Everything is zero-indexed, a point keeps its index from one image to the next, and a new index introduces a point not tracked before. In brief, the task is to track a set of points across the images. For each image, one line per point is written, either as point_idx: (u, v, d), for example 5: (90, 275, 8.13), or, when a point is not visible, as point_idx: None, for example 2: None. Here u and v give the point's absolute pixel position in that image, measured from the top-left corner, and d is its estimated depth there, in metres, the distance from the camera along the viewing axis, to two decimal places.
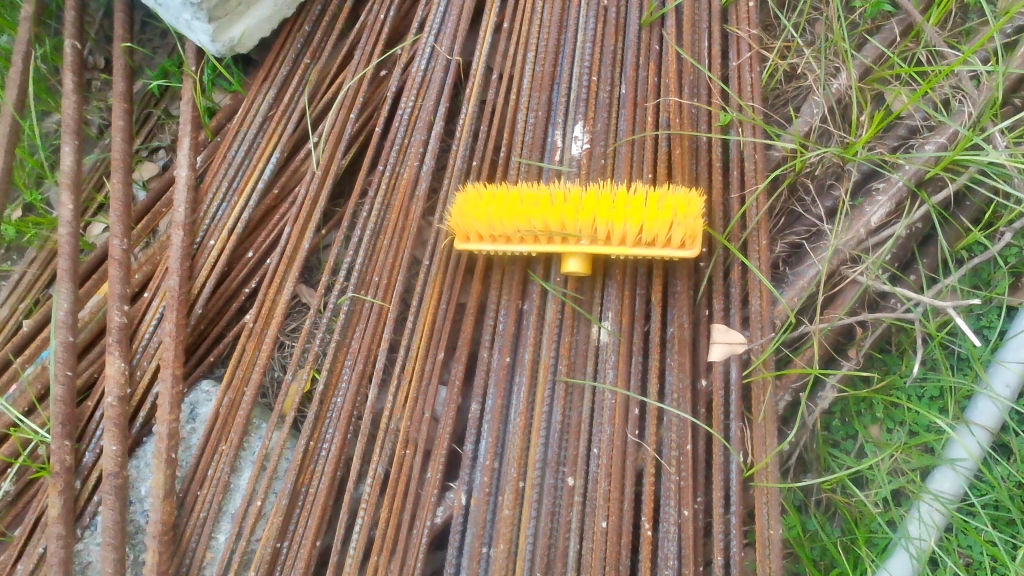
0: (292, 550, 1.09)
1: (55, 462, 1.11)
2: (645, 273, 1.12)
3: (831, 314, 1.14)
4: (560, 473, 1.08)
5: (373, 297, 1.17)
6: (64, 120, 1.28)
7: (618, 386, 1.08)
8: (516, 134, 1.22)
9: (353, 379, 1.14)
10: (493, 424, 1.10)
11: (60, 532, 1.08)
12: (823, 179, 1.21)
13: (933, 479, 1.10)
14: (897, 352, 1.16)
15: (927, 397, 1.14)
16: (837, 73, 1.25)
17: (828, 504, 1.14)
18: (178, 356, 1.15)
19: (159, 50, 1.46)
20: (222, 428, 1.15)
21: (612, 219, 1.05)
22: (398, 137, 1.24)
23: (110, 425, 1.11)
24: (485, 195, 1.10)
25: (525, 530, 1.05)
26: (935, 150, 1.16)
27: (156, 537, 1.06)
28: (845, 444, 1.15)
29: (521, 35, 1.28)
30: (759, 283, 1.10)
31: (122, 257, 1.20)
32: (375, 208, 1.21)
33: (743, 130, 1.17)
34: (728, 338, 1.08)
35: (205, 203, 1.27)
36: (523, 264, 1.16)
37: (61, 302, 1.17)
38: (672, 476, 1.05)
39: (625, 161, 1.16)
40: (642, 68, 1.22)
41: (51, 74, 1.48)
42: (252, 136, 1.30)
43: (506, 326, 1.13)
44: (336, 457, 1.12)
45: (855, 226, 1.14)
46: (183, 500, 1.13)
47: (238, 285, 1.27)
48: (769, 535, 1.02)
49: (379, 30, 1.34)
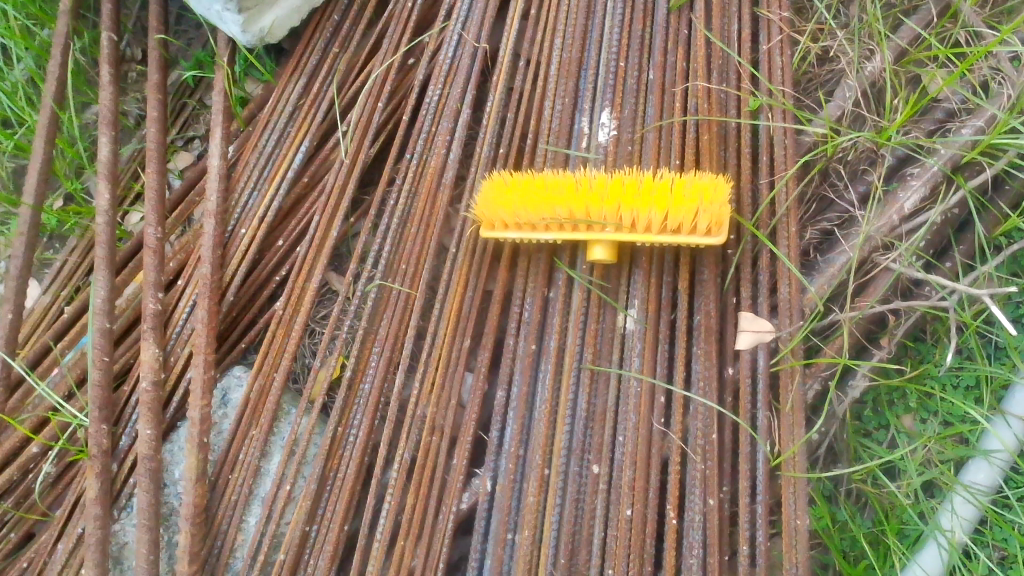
0: (321, 534, 1.11)
1: (92, 445, 1.14)
2: (672, 261, 1.11)
3: (862, 302, 1.11)
4: (585, 461, 1.08)
5: (400, 285, 1.18)
6: (101, 111, 1.31)
7: (644, 374, 1.07)
8: (543, 122, 1.21)
9: (380, 366, 1.16)
10: (519, 411, 1.10)
11: (98, 513, 1.11)
12: (856, 164, 1.19)
13: (966, 471, 1.08)
14: (931, 340, 1.14)
15: (963, 386, 1.11)
16: (871, 56, 1.21)
17: (859, 495, 1.12)
18: (210, 343, 1.16)
19: (194, 41, 1.49)
20: (252, 414, 1.17)
21: (638, 205, 1.04)
22: (426, 125, 1.25)
23: (145, 410, 1.14)
24: (510, 182, 1.10)
25: (549, 517, 1.06)
26: (971, 135, 1.12)
27: (187, 519, 1.09)
28: (876, 434, 1.13)
29: (549, 22, 1.28)
30: (788, 271, 1.08)
31: (157, 245, 1.23)
32: (402, 195, 1.22)
33: (773, 115, 1.15)
34: (756, 326, 1.07)
35: (236, 191, 1.29)
36: (549, 252, 1.16)
37: (98, 289, 1.20)
38: (697, 465, 1.04)
39: (652, 148, 1.15)
40: (671, 53, 1.21)
41: (90, 66, 1.51)
42: (283, 125, 1.32)
43: (532, 314, 1.13)
44: (364, 442, 1.13)
45: (888, 213, 1.11)
46: (215, 483, 1.15)
47: (269, 273, 1.29)
48: (797, 525, 1.01)
49: (407, 18, 1.34)
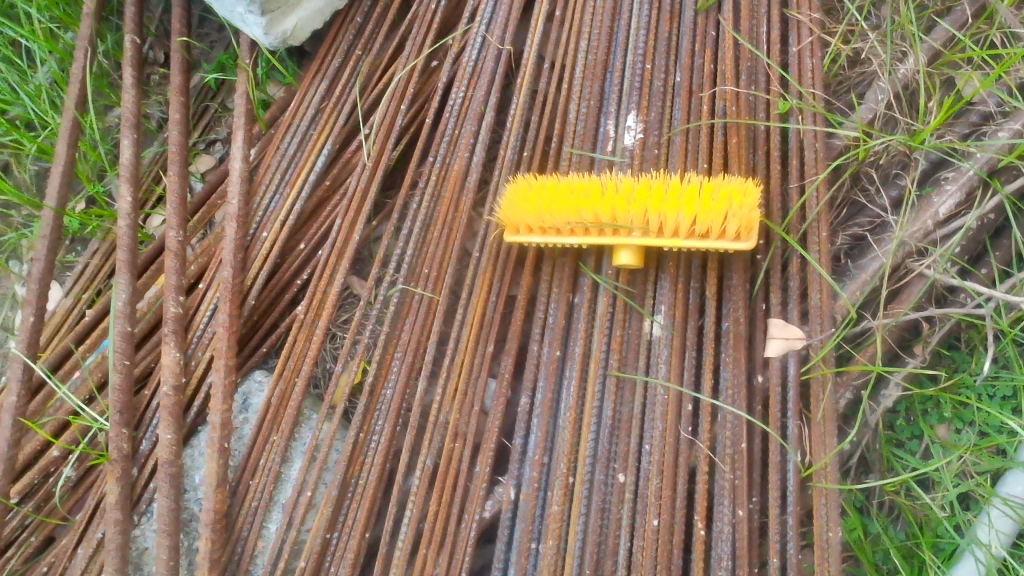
0: (342, 541, 1.10)
1: (113, 449, 1.13)
2: (700, 265, 1.09)
3: (895, 309, 1.09)
4: (611, 470, 1.06)
5: (423, 289, 1.17)
6: (124, 114, 1.30)
7: (671, 381, 1.05)
8: (568, 124, 1.20)
9: (402, 371, 1.14)
10: (543, 418, 1.09)
11: (118, 518, 1.11)
12: (888, 168, 1.16)
13: (1004, 483, 1.03)
14: (966, 349, 1.12)
15: (999, 396, 1.08)
16: (904, 57, 1.19)
17: (892, 506, 1.10)
18: (231, 346, 1.15)
19: (217, 44, 1.49)
20: (273, 419, 1.16)
21: (665, 209, 1.02)
22: (449, 128, 1.24)
23: (165, 414, 1.13)
24: (535, 186, 1.08)
25: (574, 526, 1.04)
26: (1009, 138, 1.10)
27: (208, 525, 1.07)
28: (909, 444, 1.10)
29: (574, 23, 1.26)
30: (819, 276, 1.06)
31: (178, 248, 1.22)
32: (425, 199, 1.20)
33: (803, 117, 1.14)
34: (786, 333, 1.05)
35: (258, 194, 1.28)
36: (574, 256, 1.14)
37: (119, 293, 1.19)
38: (726, 475, 1.02)
39: (679, 151, 1.13)
40: (698, 55, 1.19)
41: (113, 69, 1.51)
42: (305, 127, 1.31)
43: (556, 319, 1.11)
44: (385, 449, 1.12)
45: (922, 218, 1.09)
46: (236, 488, 1.14)
47: (291, 276, 1.28)
48: (829, 537, 0.98)
49: (430, 20, 1.32)
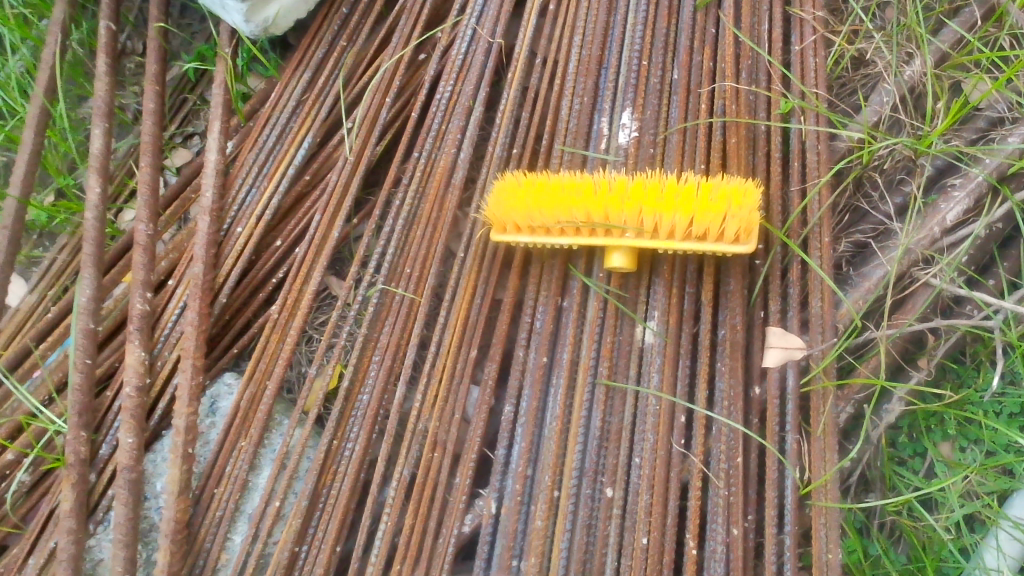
0: (311, 555, 1.03)
1: (69, 453, 1.07)
2: (695, 270, 1.04)
3: (899, 320, 1.04)
4: (598, 484, 1.00)
5: (404, 290, 1.11)
6: (95, 102, 1.24)
7: (663, 392, 1.00)
8: (560, 121, 1.14)
9: (380, 376, 1.08)
10: (528, 428, 1.03)
11: (72, 527, 1.03)
12: (892, 173, 1.12)
13: (1011, 504, 0.99)
14: (972, 363, 1.06)
15: (1006, 413, 1.03)
16: (910, 59, 1.15)
17: (893, 528, 1.04)
18: (200, 346, 1.09)
19: (197, 35, 1.43)
20: (242, 423, 1.10)
21: (660, 209, 0.97)
22: (435, 123, 1.18)
23: (127, 417, 1.06)
24: (524, 183, 1.03)
25: (559, 543, 0.98)
26: (1019, 143, 1.06)
27: (167, 536, 1.01)
28: (912, 462, 1.05)
29: (568, 18, 1.21)
30: (821, 283, 1.01)
31: (147, 242, 1.15)
32: (409, 195, 1.15)
33: (806, 119, 1.08)
34: (785, 342, 1.00)
35: (233, 188, 1.22)
36: (563, 258, 1.08)
37: (82, 288, 1.12)
38: (720, 491, 0.96)
39: (676, 151, 1.08)
40: (697, 52, 1.14)
41: (88, 57, 1.45)
42: (285, 120, 1.26)
43: (544, 324, 1.06)
44: (360, 457, 1.06)
45: (928, 224, 1.04)
46: (200, 497, 1.07)
47: (266, 275, 1.22)
48: (828, 559, 0.92)
49: (419, 12, 1.27)
